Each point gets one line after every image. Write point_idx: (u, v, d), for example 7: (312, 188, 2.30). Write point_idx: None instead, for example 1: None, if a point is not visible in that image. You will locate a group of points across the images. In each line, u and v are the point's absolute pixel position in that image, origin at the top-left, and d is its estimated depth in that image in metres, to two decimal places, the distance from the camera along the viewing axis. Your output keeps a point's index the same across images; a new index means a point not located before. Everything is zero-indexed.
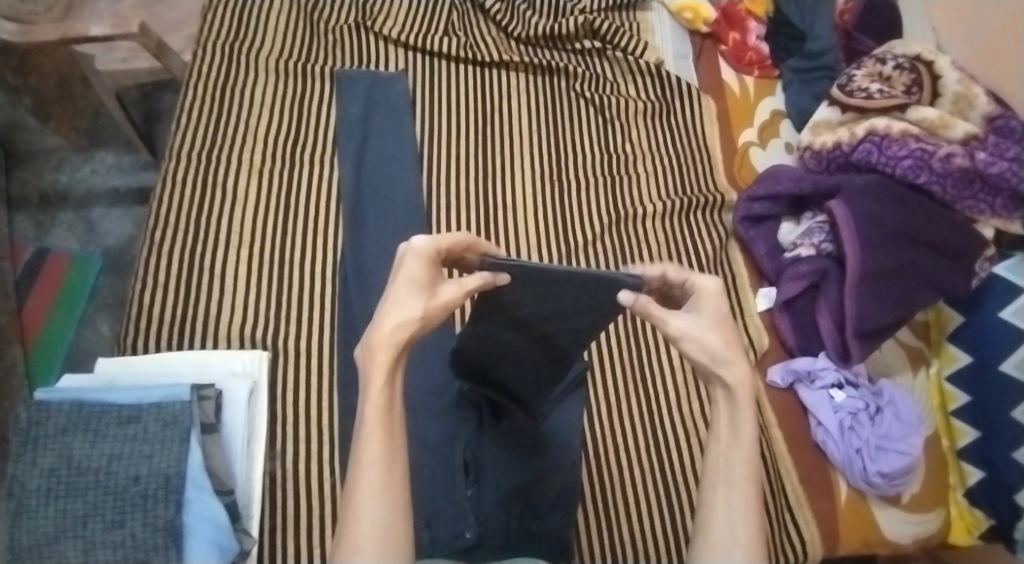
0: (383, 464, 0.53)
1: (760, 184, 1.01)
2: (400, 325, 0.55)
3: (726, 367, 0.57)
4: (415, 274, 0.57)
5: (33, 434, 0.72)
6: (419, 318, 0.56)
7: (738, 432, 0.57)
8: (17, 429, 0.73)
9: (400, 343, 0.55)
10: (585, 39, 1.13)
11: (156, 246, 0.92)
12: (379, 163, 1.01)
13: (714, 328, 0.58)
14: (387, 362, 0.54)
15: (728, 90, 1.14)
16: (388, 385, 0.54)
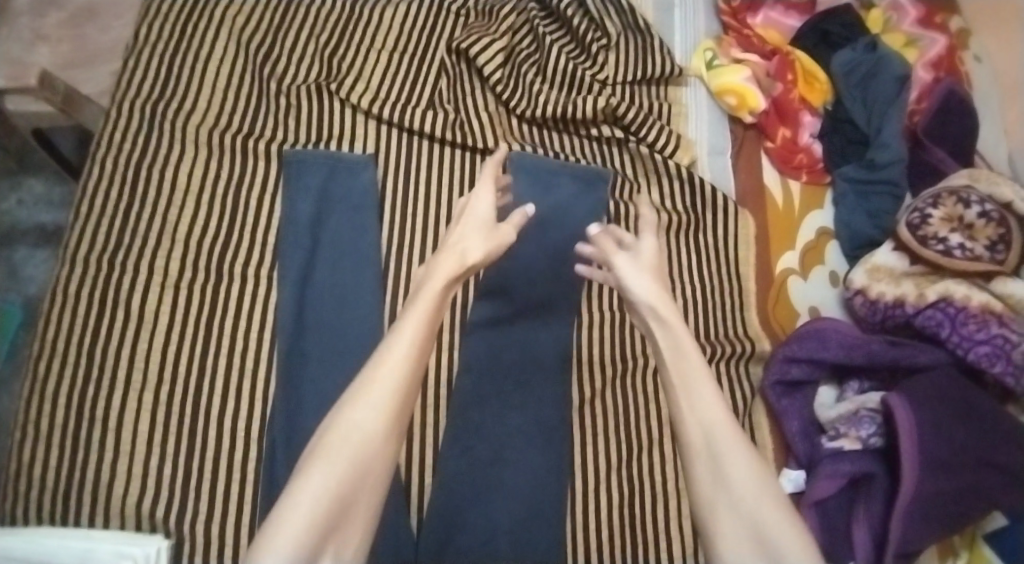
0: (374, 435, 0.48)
1: (800, 343, 0.84)
2: (461, 258, 0.60)
3: (673, 340, 0.58)
4: (476, 215, 0.65)
5: None
6: (480, 254, 0.62)
7: (700, 392, 0.55)
8: None
9: (467, 265, 0.60)
10: (604, 124, 0.92)
11: (39, 382, 0.74)
12: (332, 279, 0.82)
13: (665, 299, 0.61)
14: (449, 276, 0.58)
15: (770, 199, 0.95)
16: (434, 308, 0.55)
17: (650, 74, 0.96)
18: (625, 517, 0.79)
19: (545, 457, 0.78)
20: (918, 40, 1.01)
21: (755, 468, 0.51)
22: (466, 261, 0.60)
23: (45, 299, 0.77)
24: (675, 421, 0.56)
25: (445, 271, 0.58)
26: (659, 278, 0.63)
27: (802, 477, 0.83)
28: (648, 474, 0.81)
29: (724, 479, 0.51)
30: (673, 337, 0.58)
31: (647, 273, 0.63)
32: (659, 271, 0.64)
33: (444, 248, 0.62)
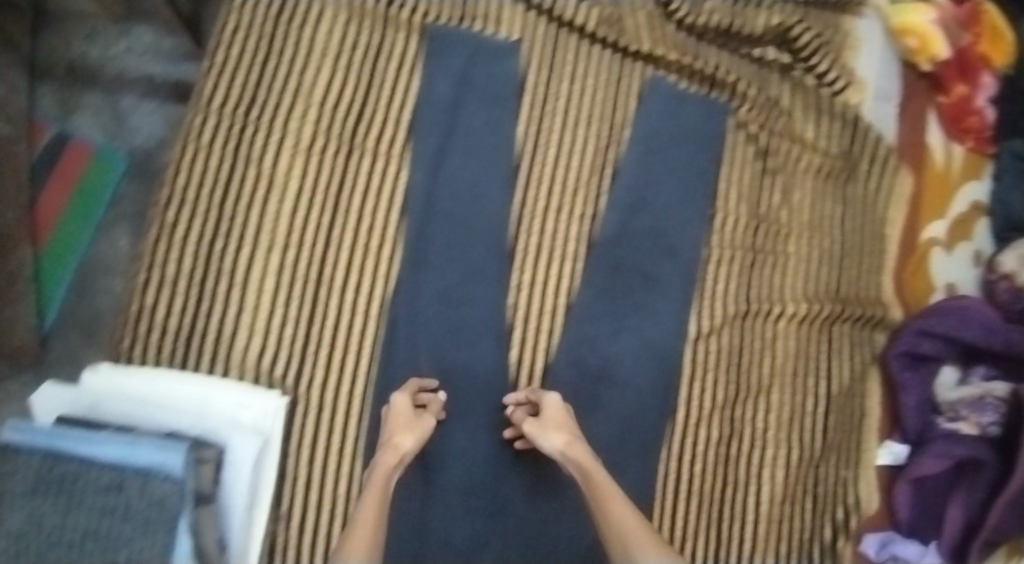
0: (369, 523, 0.60)
1: (939, 319, 0.80)
2: (377, 481, 0.64)
3: (579, 466, 0.65)
4: (400, 419, 0.69)
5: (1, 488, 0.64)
6: (400, 452, 0.67)
7: (608, 511, 0.60)
8: None
9: (388, 471, 0.65)
10: (771, 45, 0.82)
11: (166, 230, 0.74)
12: (459, 172, 0.77)
13: (569, 446, 0.66)
14: (386, 473, 0.65)
15: (929, 160, 0.87)
16: (382, 492, 0.63)
17: None
18: (721, 453, 0.79)
19: (650, 387, 0.78)
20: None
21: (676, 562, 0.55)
22: (402, 451, 0.67)
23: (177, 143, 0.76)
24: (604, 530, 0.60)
25: (385, 468, 0.65)
26: (566, 430, 0.68)
27: (905, 451, 0.83)
28: (749, 418, 0.80)
29: None
30: (562, 452, 0.66)
31: (549, 430, 0.68)
32: (565, 422, 0.69)
33: (382, 451, 0.66)
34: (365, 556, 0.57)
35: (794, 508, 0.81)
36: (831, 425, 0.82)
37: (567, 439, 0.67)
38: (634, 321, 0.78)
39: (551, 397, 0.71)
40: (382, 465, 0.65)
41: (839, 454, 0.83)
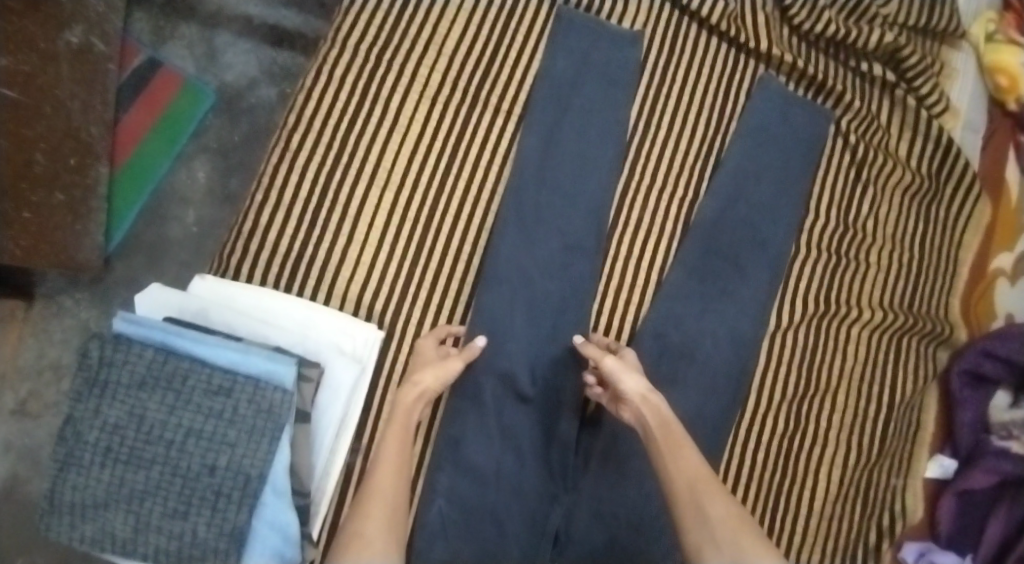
0: (390, 466, 0.62)
1: (1002, 340, 0.83)
2: (399, 419, 0.66)
3: (651, 406, 0.66)
4: (417, 363, 0.70)
5: (102, 378, 0.61)
6: (416, 392, 0.67)
7: (677, 454, 0.61)
8: (85, 366, 0.61)
9: (405, 412, 0.66)
10: (877, 62, 0.87)
11: (289, 152, 0.77)
12: (574, 142, 0.81)
13: (645, 390, 0.67)
14: (408, 408, 0.66)
15: (1005, 194, 0.92)
16: (402, 430, 0.65)
17: (935, 25, 0.88)
18: (784, 446, 0.81)
19: (728, 371, 0.80)
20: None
21: (729, 503, 0.57)
22: (420, 387, 0.67)
23: (309, 72, 0.79)
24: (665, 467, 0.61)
25: (403, 409, 0.66)
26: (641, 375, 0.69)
27: (953, 466, 0.85)
28: (818, 416, 0.82)
29: (704, 508, 0.56)
30: (637, 391, 0.67)
31: (631, 370, 0.69)
32: (637, 369, 0.70)
33: (400, 393, 0.67)
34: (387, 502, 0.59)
35: (845, 509, 0.82)
36: (890, 432, 0.83)
37: (647, 383, 0.68)
38: (719, 305, 0.81)
39: (625, 350, 0.73)
40: (399, 411, 0.66)
41: (892, 462, 0.84)
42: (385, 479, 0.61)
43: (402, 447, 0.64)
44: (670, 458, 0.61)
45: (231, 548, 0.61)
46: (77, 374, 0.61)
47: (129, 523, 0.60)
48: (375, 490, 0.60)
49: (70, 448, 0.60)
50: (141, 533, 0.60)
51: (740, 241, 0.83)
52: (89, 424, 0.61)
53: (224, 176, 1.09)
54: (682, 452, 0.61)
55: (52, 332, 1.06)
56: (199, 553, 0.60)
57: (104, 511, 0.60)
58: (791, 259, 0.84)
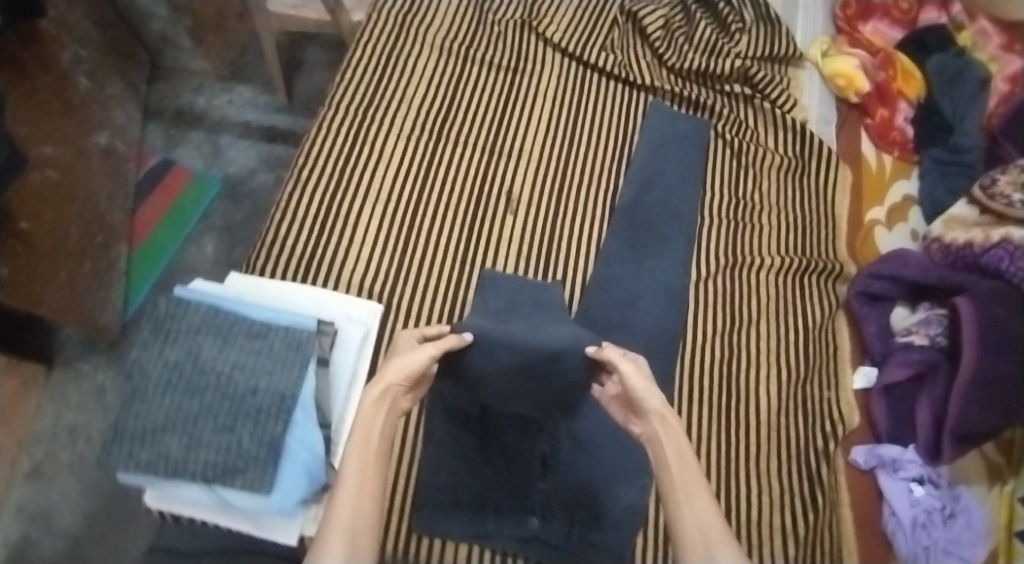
0: (352, 481, 0.63)
1: (884, 263, 1.01)
2: (365, 433, 0.67)
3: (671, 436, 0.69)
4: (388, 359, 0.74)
5: (166, 328, 0.77)
6: (376, 390, 0.70)
7: (701, 503, 0.64)
8: (154, 318, 0.79)
9: (368, 421, 0.68)
10: (735, 83, 1.11)
11: (301, 182, 0.97)
12: (516, 161, 1.02)
13: (665, 409, 0.70)
14: (371, 414, 0.68)
15: (865, 163, 1.12)
16: (362, 441, 0.66)
17: (777, 53, 1.14)
18: (724, 372, 0.96)
19: (669, 315, 0.96)
20: (1001, 59, 1.15)
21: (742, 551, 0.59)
22: (383, 383, 0.70)
23: (310, 130, 1.01)
24: (675, 516, 0.64)
25: (366, 420, 0.68)
26: (652, 387, 0.72)
27: (875, 373, 0.99)
28: (745, 345, 0.98)
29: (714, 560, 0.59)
30: (659, 408, 0.70)
31: (647, 386, 0.72)
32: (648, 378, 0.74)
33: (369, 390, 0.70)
34: (348, 515, 0.60)
35: (788, 421, 0.95)
36: (810, 351, 0.99)
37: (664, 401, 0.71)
38: (649, 265, 0.98)
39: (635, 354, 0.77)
40: (363, 418, 0.67)
41: (821, 378, 0.99)
42: (350, 493, 0.62)
43: (365, 468, 0.64)
44: (689, 500, 0.64)
45: (270, 456, 0.72)
46: (146, 326, 0.78)
47: (182, 443, 0.72)
48: (340, 507, 0.61)
49: (136, 385, 0.75)
50: (193, 450, 0.72)
51: (658, 216, 1.01)
52: (153, 362, 0.76)
53: (230, 246, 1.27)
54: (704, 495, 0.64)
55: (68, 395, 1.17)
56: (243, 461, 0.72)
57: (161, 435, 0.72)
58: (705, 227, 1.03)
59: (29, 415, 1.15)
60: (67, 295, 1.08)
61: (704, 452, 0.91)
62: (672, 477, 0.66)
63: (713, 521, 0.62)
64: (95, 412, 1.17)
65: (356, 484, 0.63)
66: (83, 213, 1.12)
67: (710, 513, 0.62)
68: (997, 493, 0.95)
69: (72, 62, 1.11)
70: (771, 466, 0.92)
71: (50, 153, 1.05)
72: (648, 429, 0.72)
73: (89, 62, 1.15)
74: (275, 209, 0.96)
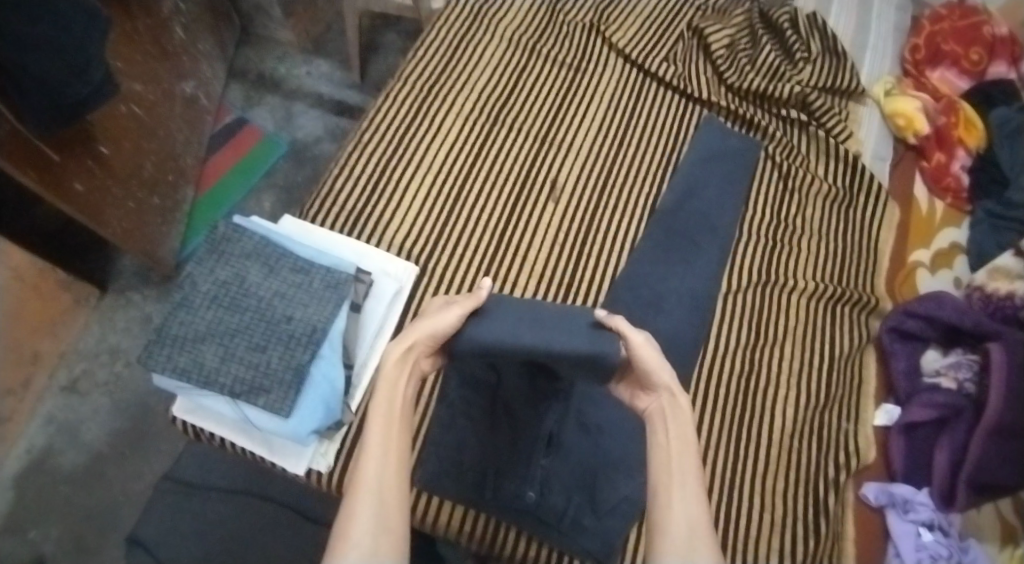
0: (380, 429, 0.66)
1: (921, 302, 1.00)
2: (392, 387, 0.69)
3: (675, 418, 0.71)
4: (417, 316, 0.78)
5: (220, 249, 0.82)
6: (401, 347, 0.73)
7: (687, 488, 0.64)
8: (211, 239, 0.84)
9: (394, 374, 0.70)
10: (793, 108, 1.11)
11: (360, 145, 1.02)
12: (567, 152, 1.05)
13: (676, 388, 0.72)
14: (397, 371, 0.70)
15: (914, 206, 1.11)
16: (390, 395, 0.68)
17: (839, 85, 1.14)
18: (742, 385, 0.96)
19: (693, 319, 0.96)
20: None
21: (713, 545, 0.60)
22: (408, 341, 0.73)
23: (377, 101, 1.07)
24: (660, 500, 0.64)
25: (391, 377, 0.70)
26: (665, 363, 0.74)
27: (897, 411, 0.98)
28: (768, 362, 0.98)
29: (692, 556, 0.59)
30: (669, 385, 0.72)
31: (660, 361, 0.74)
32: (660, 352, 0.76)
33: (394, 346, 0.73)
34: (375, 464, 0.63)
35: (800, 444, 0.94)
36: (833, 380, 0.98)
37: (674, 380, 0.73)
38: (682, 269, 0.99)
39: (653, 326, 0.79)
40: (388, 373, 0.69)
41: (841, 408, 0.98)
42: (379, 443, 0.65)
43: (392, 424, 0.67)
44: (680, 487, 0.64)
45: (293, 381, 0.76)
46: (202, 245, 0.83)
47: (217, 354, 0.77)
48: (369, 454, 0.63)
49: (185, 294, 0.80)
50: (226, 363, 0.76)
51: (697, 223, 1.02)
52: (204, 277, 0.81)
53: (287, 206, 1.34)
54: (695, 489, 0.64)
55: (115, 320, 1.24)
56: (268, 382, 0.76)
57: (198, 344, 0.77)
58: (745, 241, 1.04)
59: (75, 333, 1.22)
60: (132, 222, 1.16)
61: (711, 459, 0.91)
62: (668, 460, 0.67)
63: (697, 516, 0.62)
64: (138, 340, 1.23)
65: (384, 437, 0.65)
66: (159, 151, 1.20)
67: (696, 508, 0.63)
68: (1009, 553, 0.92)
69: (172, 13, 1.20)
70: (776, 486, 0.92)
71: (139, 90, 1.14)
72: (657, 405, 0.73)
73: (187, 16, 1.25)
74: (332, 167, 1.00)
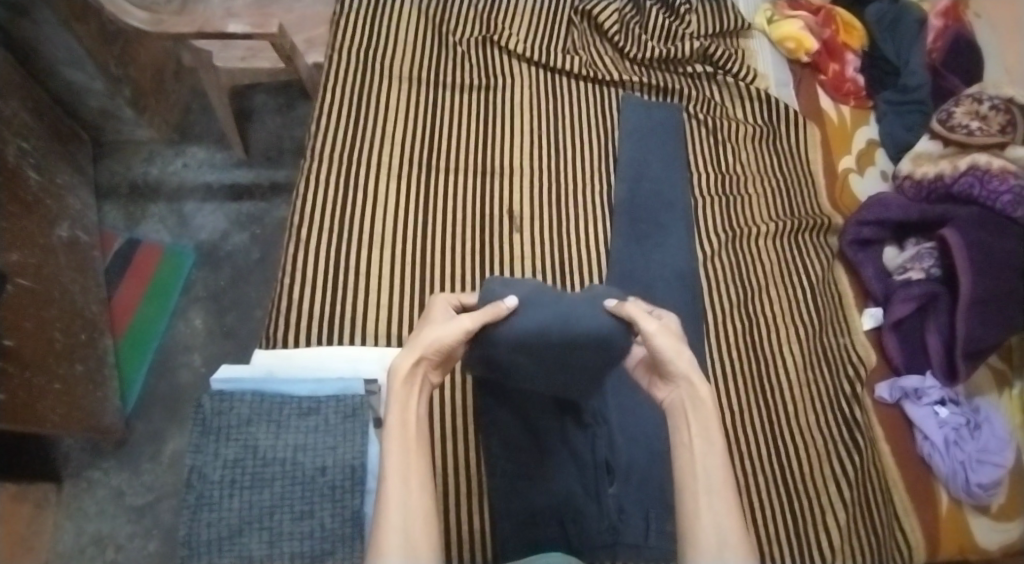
0: (400, 443, 0.64)
1: (867, 209, 1.07)
2: (405, 405, 0.66)
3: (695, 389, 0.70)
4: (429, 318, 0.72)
5: (215, 426, 0.74)
6: (416, 357, 0.67)
7: (712, 478, 0.64)
8: (199, 418, 0.75)
9: (406, 385, 0.66)
10: (697, 63, 1.16)
11: (304, 244, 0.95)
12: (508, 177, 1.04)
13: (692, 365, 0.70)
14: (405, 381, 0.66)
15: (827, 118, 1.19)
16: (403, 410, 0.66)
17: (727, 27, 1.20)
18: (747, 343, 0.99)
19: (687, 298, 0.98)
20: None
21: (739, 541, 0.61)
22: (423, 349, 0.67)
23: (298, 185, 1.00)
24: (686, 501, 0.64)
25: (403, 393, 0.66)
26: (682, 344, 0.71)
27: (881, 311, 1.05)
28: (760, 312, 1.02)
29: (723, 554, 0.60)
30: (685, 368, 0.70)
31: (677, 346, 0.70)
32: (675, 334, 0.72)
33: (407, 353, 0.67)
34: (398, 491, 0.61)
35: (816, 375, 0.99)
36: (821, 304, 1.04)
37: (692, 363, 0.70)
38: (656, 255, 1.01)
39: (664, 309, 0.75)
40: (399, 395, 0.65)
41: (834, 326, 1.04)
42: (401, 465, 0.62)
43: (411, 446, 0.64)
44: (708, 494, 0.64)
45: (356, 532, 0.72)
46: (193, 429, 0.74)
47: (264, 540, 0.71)
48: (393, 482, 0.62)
49: (199, 492, 0.72)
50: (277, 545, 0.71)
51: (649, 204, 1.04)
52: (211, 465, 0.73)
53: (220, 316, 1.24)
54: (723, 494, 0.64)
55: (85, 507, 1.11)
56: (330, 544, 0.71)
57: (239, 539, 0.70)
58: (701, 207, 1.07)
59: (49, 537, 1.09)
60: (67, 402, 1.03)
61: (748, 423, 0.94)
62: (694, 464, 0.66)
63: (729, 523, 0.62)
64: (119, 517, 1.11)
65: (403, 456, 0.63)
66: (62, 313, 1.06)
67: (727, 516, 0.62)
68: (1007, 396, 1.03)
69: (19, 158, 1.04)
70: (810, 423, 0.96)
71: (18, 259, 0.99)
72: (678, 395, 0.71)
73: (34, 154, 1.08)
74: (281, 275, 0.93)
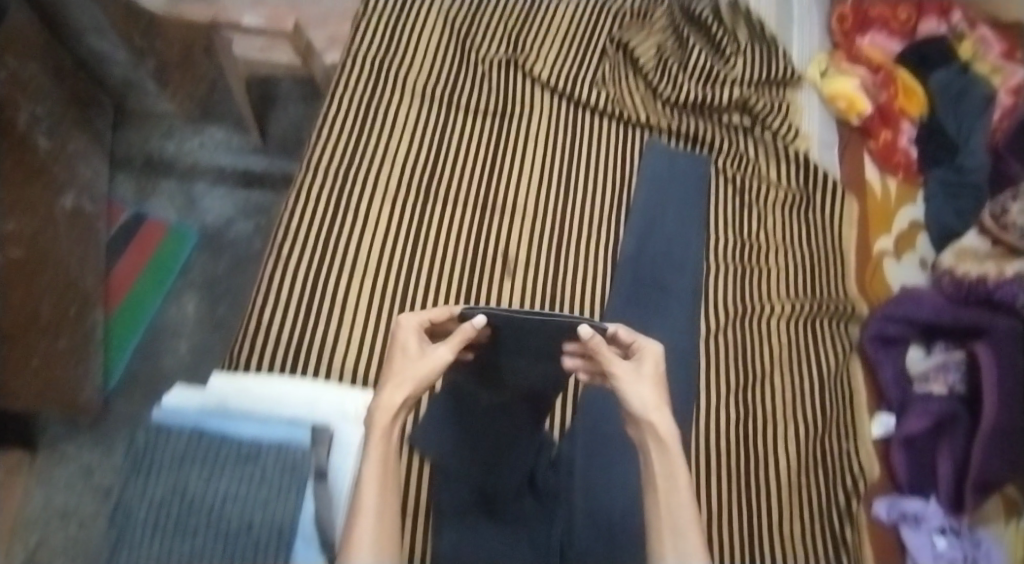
0: (380, 468, 0.59)
1: (897, 305, 0.98)
2: (387, 434, 0.60)
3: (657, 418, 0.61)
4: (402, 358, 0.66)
5: (149, 462, 0.71)
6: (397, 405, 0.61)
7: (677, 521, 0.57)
8: (135, 451, 0.72)
9: (383, 427, 0.60)
10: (734, 113, 1.08)
11: (282, 262, 0.90)
12: (512, 211, 0.98)
13: (650, 388, 0.63)
14: (386, 432, 0.60)
15: (869, 190, 1.09)
16: (387, 442, 0.60)
17: (775, 75, 1.11)
18: (741, 434, 0.91)
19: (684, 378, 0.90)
20: (1003, 68, 1.13)
21: None
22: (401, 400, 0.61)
23: (288, 197, 0.95)
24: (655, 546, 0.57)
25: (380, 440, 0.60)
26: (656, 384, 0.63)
27: (893, 421, 0.96)
28: (761, 400, 0.93)
29: None
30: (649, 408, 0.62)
31: (650, 390, 0.63)
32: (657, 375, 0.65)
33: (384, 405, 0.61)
34: (372, 519, 0.56)
35: (811, 479, 0.91)
36: (827, 401, 0.95)
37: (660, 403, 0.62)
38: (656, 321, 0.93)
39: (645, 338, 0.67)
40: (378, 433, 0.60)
41: (838, 430, 0.94)
42: (379, 482, 0.58)
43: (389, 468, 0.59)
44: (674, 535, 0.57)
45: None
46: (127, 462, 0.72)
47: None
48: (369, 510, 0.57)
49: (122, 529, 0.69)
50: None
51: (658, 262, 0.97)
52: (138, 503, 0.70)
53: (212, 304, 1.22)
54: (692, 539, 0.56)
55: (55, 479, 1.11)
56: None
57: None
58: (713, 274, 0.99)
59: (17, 504, 1.09)
60: (42, 378, 1.01)
61: (727, 525, 0.86)
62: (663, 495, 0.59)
63: None
64: (85, 494, 1.10)
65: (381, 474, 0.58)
66: (52, 286, 1.04)
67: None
68: (1014, 528, 0.93)
69: (30, 123, 1.01)
70: (798, 534, 0.87)
71: (14, 230, 0.96)
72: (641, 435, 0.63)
73: (47, 119, 1.05)
74: (255, 291, 0.90)
